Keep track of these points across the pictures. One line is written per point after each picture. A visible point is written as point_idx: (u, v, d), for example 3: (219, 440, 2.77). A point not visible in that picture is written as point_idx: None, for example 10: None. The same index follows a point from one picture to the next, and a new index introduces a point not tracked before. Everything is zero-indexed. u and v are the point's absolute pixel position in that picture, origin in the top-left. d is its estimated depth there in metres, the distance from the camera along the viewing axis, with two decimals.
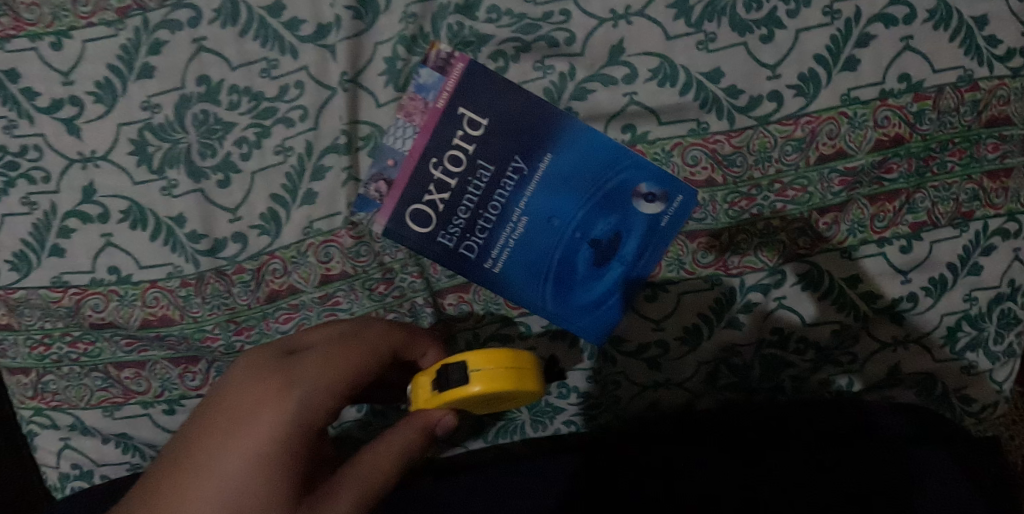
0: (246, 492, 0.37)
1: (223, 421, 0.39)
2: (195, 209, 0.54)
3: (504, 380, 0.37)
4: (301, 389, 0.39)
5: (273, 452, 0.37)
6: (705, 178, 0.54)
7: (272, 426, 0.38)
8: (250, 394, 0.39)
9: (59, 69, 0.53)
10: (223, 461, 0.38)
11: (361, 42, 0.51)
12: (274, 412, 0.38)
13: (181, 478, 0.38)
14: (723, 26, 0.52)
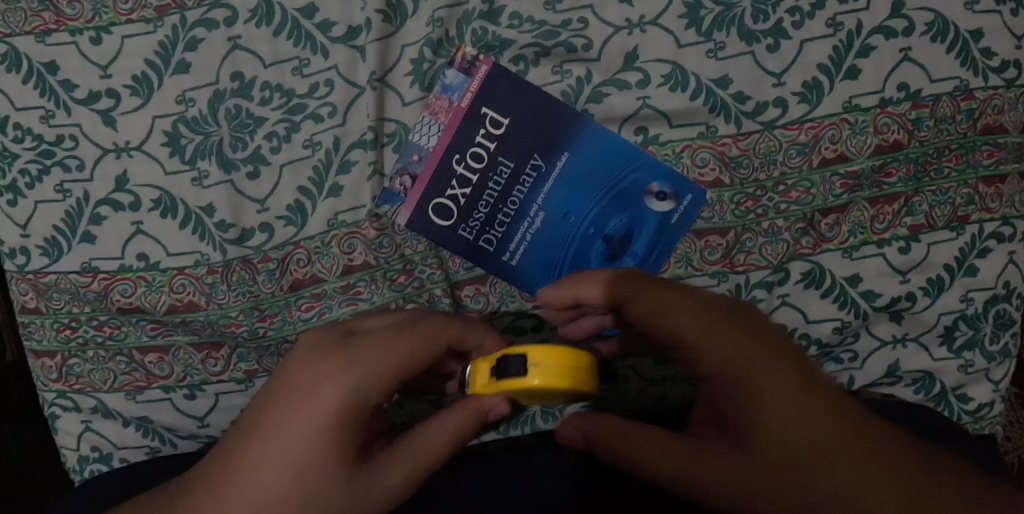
0: (308, 465, 0.40)
1: (282, 398, 0.41)
2: (224, 199, 0.56)
3: (568, 376, 0.41)
4: (356, 376, 0.41)
5: (334, 429, 0.40)
6: (713, 179, 0.56)
7: (330, 405, 0.41)
8: (307, 379, 0.41)
9: (97, 63, 0.56)
10: (285, 441, 0.40)
11: (389, 43, 0.54)
12: (333, 398, 0.41)
13: (247, 449, 0.41)
14: (732, 36, 0.55)
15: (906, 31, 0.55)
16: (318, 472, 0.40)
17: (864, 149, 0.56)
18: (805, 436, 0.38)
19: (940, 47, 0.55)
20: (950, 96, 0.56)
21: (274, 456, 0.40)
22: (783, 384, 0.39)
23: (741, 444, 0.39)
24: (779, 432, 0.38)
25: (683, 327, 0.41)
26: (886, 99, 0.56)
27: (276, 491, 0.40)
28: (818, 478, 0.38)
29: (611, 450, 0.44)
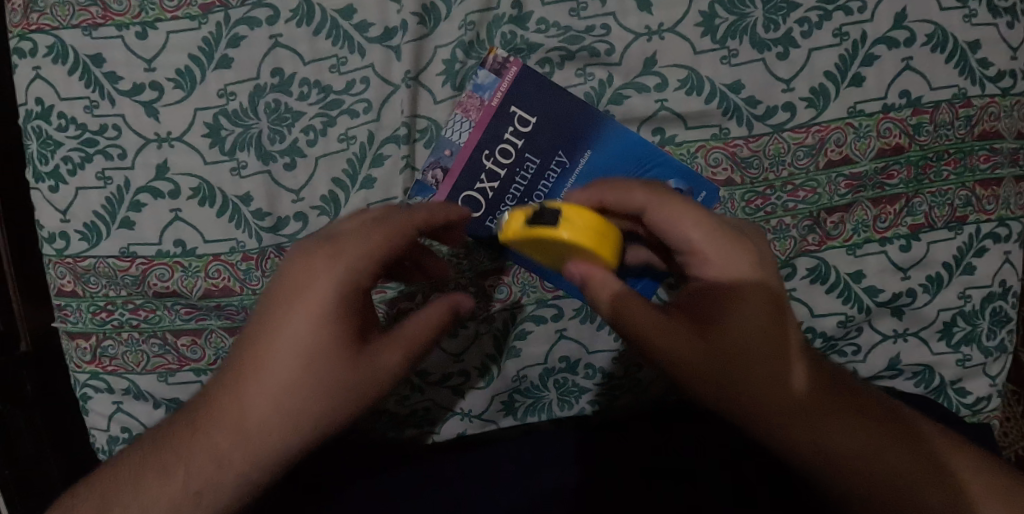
0: (316, 350, 0.44)
1: (279, 298, 0.44)
2: (262, 189, 0.59)
3: (596, 237, 0.43)
4: (346, 267, 0.44)
5: (331, 318, 0.44)
6: (725, 178, 0.59)
7: (325, 298, 0.44)
8: (299, 279, 0.44)
9: (142, 56, 0.58)
10: (287, 337, 0.44)
11: (423, 44, 0.57)
12: (328, 291, 0.43)
13: (255, 347, 0.44)
14: (745, 44, 0.58)
15: (907, 41, 0.59)
16: (325, 359, 0.44)
17: (867, 152, 0.59)
18: (776, 340, 0.46)
19: (939, 57, 0.59)
20: (949, 103, 0.59)
21: (278, 353, 0.44)
22: (767, 297, 0.46)
23: (711, 333, 0.46)
24: (762, 331, 0.46)
25: (698, 239, 0.46)
26: (888, 105, 0.59)
27: (288, 381, 0.44)
28: (772, 372, 0.46)
29: (592, 297, 0.46)
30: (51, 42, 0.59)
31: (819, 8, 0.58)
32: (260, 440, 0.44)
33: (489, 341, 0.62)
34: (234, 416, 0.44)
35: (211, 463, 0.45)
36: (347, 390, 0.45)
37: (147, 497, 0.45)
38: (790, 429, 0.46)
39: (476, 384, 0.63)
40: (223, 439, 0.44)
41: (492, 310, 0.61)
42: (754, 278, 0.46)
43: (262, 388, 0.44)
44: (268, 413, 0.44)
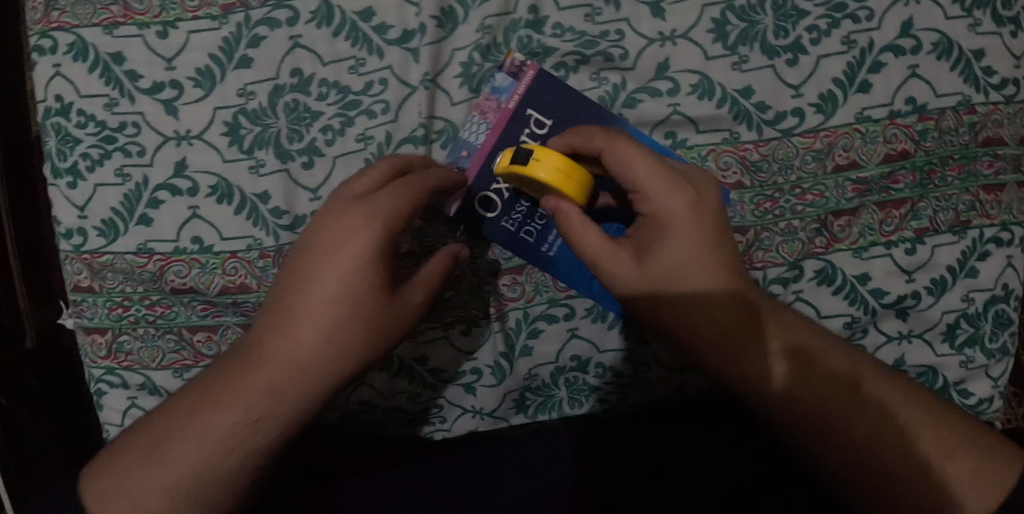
0: (355, 303, 0.45)
1: (317, 256, 0.45)
2: (280, 187, 0.59)
3: (566, 177, 0.50)
4: (383, 223, 0.45)
5: (370, 270, 0.45)
6: (735, 181, 0.61)
7: (365, 250, 0.45)
8: (336, 233, 0.45)
9: (162, 55, 0.59)
10: (330, 281, 0.45)
11: (441, 47, 0.58)
12: (370, 235, 0.45)
13: (294, 304, 0.45)
14: (756, 50, 0.60)
15: (913, 49, 0.60)
16: (369, 300, 0.46)
17: (874, 157, 0.61)
18: (726, 284, 0.49)
19: (944, 65, 0.60)
20: (954, 110, 0.61)
21: (320, 297, 0.45)
22: (711, 249, 0.49)
23: (648, 256, 0.49)
24: (722, 278, 0.49)
25: (647, 178, 0.48)
26: (894, 111, 0.60)
27: (328, 335, 0.45)
28: (722, 312, 0.48)
29: (561, 231, 0.51)
30: (72, 40, 0.60)
31: (828, 16, 0.60)
32: (305, 381, 0.45)
33: (501, 340, 0.63)
34: (278, 358, 0.45)
35: (255, 406, 0.45)
36: (388, 330, 0.48)
37: (185, 447, 0.45)
38: (751, 381, 0.48)
39: (488, 381, 0.64)
40: (267, 382, 0.45)
41: (504, 309, 0.62)
42: (701, 223, 0.49)
43: (307, 329, 0.45)
44: (312, 354, 0.45)
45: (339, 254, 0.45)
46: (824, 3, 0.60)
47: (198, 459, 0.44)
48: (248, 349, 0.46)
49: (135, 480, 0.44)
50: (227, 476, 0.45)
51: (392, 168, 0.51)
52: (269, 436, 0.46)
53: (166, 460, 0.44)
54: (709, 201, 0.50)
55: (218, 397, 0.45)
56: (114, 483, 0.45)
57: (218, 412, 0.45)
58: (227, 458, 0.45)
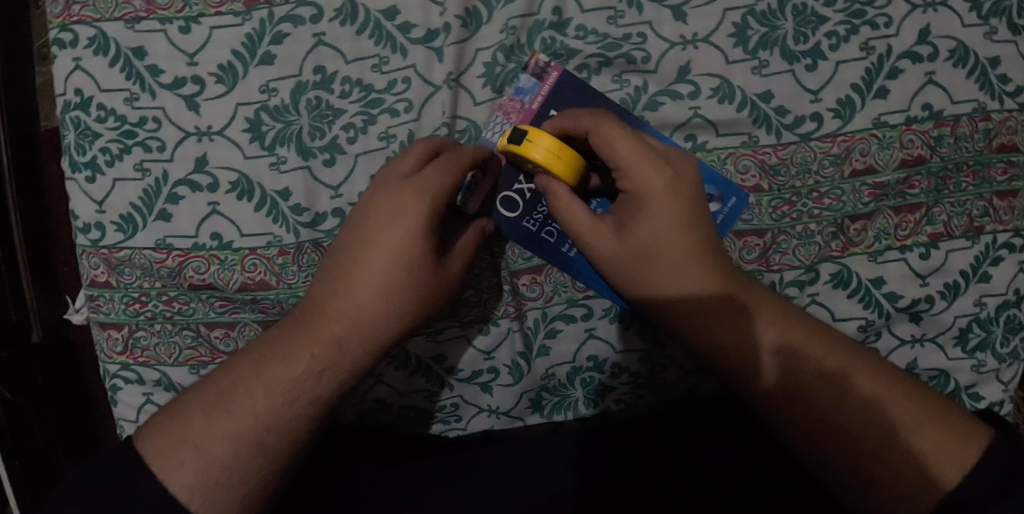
0: (407, 268, 0.50)
1: (370, 227, 0.50)
2: (301, 184, 0.59)
3: (563, 161, 0.52)
4: (432, 197, 0.50)
5: (421, 238, 0.50)
6: (753, 185, 0.61)
7: (417, 221, 0.49)
8: (389, 209, 0.50)
9: (184, 50, 0.59)
10: (392, 248, 0.49)
11: (465, 47, 0.58)
12: (429, 206, 0.49)
13: (350, 270, 0.50)
14: (776, 55, 0.60)
15: (931, 56, 0.61)
16: (427, 264, 0.50)
17: (890, 162, 0.61)
18: (709, 262, 0.53)
19: (961, 72, 0.61)
20: (969, 117, 0.61)
21: (382, 262, 0.49)
22: (692, 226, 0.53)
23: (627, 232, 0.53)
24: (708, 259, 0.53)
25: (625, 157, 0.51)
26: (911, 117, 0.61)
27: (380, 296, 0.50)
28: (703, 289, 0.52)
29: (549, 205, 0.55)
30: (93, 33, 0.59)
31: (847, 22, 0.60)
32: (364, 338, 0.50)
33: (519, 339, 0.63)
34: (342, 318, 0.49)
35: (319, 359, 0.49)
36: (438, 295, 0.52)
37: (250, 398, 0.47)
38: (737, 357, 0.52)
39: (505, 380, 0.64)
40: (330, 339, 0.49)
41: (523, 309, 0.62)
42: (681, 202, 0.52)
43: (368, 292, 0.49)
44: (372, 313, 0.50)
45: (402, 223, 0.49)
46: (844, 9, 0.60)
47: (265, 409, 0.47)
48: (308, 313, 0.50)
49: (201, 429, 0.46)
50: (289, 426, 0.48)
51: (429, 146, 0.54)
52: (330, 389, 0.49)
53: (233, 411, 0.47)
54: (691, 181, 0.53)
55: (279, 354, 0.49)
56: (178, 434, 0.46)
57: (283, 365, 0.48)
58: (293, 408, 0.48)
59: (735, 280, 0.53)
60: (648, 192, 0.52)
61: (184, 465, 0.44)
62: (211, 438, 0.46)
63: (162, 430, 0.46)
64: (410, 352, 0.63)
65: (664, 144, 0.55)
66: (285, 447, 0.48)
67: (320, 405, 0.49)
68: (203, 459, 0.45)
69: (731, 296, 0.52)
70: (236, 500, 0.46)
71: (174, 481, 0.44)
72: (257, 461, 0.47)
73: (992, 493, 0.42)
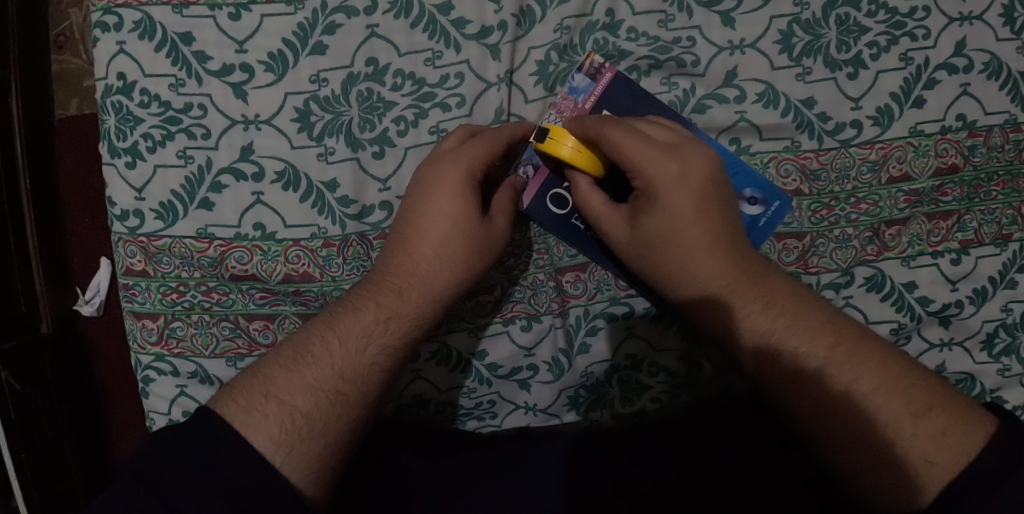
0: (455, 229, 0.54)
1: (422, 196, 0.55)
2: (349, 176, 0.59)
3: (584, 155, 0.54)
4: (469, 165, 0.54)
5: (463, 203, 0.54)
6: (794, 189, 0.62)
7: (459, 186, 0.54)
8: (434, 179, 0.55)
9: (234, 38, 0.59)
10: (440, 209, 0.54)
11: (518, 45, 0.59)
12: (470, 174, 0.54)
13: (409, 237, 0.55)
14: (819, 62, 0.62)
15: (966, 68, 0.63)
16: (472, 222, 0.54)
17: (925, 170, 0.63)
18: (727, 248, 0.54)
19: (994, 84, 0.63)
20: (1001, 128, 0.63)
21: (435, 220, 0.55)
22: (711, 212, 0.54)
23: (641, 223, 0.55)
24: (721, 239, 0.54)
25: (636, 156, 0.52)
26: (946, 127, 0.63)
27: (432, 256, 0.55)
28: (722, 279, 0.54)
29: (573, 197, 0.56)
30: (138, 17, 0.59)
31: (888, 33, 0.62)
32: (422, 292, 0.54)
33: (562, 336, 0.63)
34: (406, 279, 0.54)
35: (383, 309, 0.53)
36: (492, 251, 0.55)
37: (325, 350, 0.51)
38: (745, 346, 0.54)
39: (544, 378, 0.64)
40: (393, 291, 0.54)
41: (566, 306, 0.63)
42: (696, 189, 0.53)
43: (423, 250, 0.55)
44: (428, 268, 0.55)
45: (450, 183, 0.54)
46: (885, 20, 0.62)
47: (341, 360, 0.51)
48: (376, 275, 0.55)
49: (281, 383, 0.49)
50: (362, 376, 0.51)
51: (469, 129, 0.57)
52: (396, 339, 0.53)
53: (311, 362, 0.51)
54: (712, 166, 0.54)
55: (348, 312, 0.53)
56: (261, 388, 0.49)
57: (354, 318, 0.53)
58: (365, 358, 0.52)
59: (750, 269, 0.55)
60: (661, 181, 0.53)
61: (270, 419, 0.47)
62: (294, 391, 0.49)
63: (244, 390, 0.49)
64: (451, 347, 0.63)
65: (676, 136, 0.55)
66: (362, 398, 0.51)
67: (391, 355, 0.53)
68: (286, 410, 0.48)
69: (737, 289, 0.54)
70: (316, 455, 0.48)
71: (259, 436, 0.46)
72: (336, 411, 0.50)
73: (982, 478, 0.44)
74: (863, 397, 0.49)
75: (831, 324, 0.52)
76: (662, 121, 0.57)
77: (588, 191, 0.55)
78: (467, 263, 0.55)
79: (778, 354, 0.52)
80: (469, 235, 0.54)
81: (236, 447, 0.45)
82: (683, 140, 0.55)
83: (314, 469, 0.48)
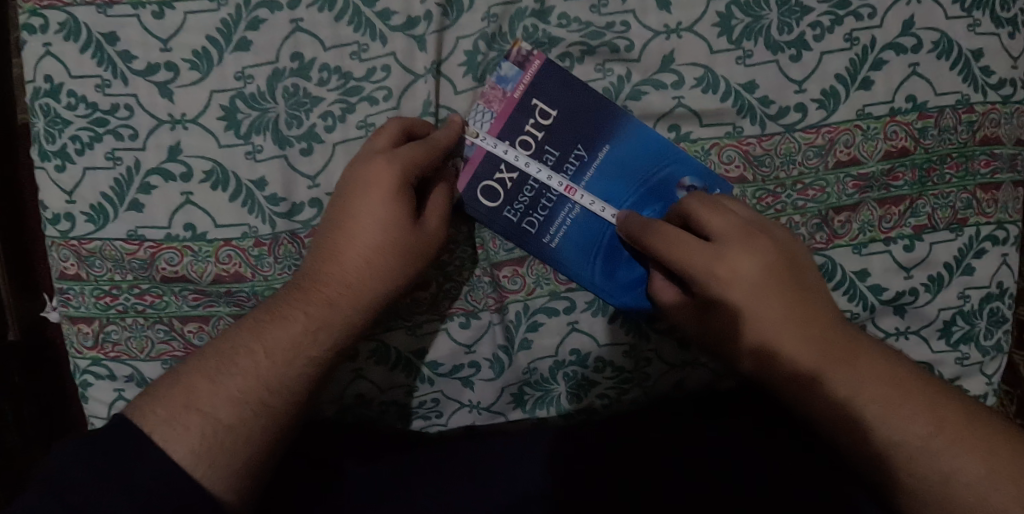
0: (387, 238, 0.48)
1: (351, 201, 0.49)
2: (277, 173, 0.58)
3: None
4: (402, 166, 0.48)
5: (394, 208, 0.48)
6: (737, 175, 0.60)
7: (393, 190, 0.48)
8: (362, 183, 0.48)
9: (158, 36, 0.58)
10: (370, 212, 0.48)
11: (445, 35, 0.57)
12: (403, 174, 0.48)
13: (337, 252, 0.49)
14: (760, 45, 0.60)
15: (915, 47, 0.61)
16: (406, 225, 0.49)
17: (874, 153, 0.61)
18: (808, 329, 0.50)
19: (944, 63, 0.61)
20: (953, 109, 0.61)
21: (365, 225, 0.48)
22: (776, 295, 0.50)
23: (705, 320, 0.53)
24: (774, 309, 0.50)
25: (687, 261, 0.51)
26: (895, 109, 0.61)
27: (359, 266, 0.49)
28: (807, 360, 0.50)
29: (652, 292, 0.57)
30: (63, 18, 0.58)
31: (832, 13, 0.60)
32: (351, 298, 0.49)
33: (501, 332, 0.61)
34: (334, 287, 0.49)
35: (313, 319, 0.48)
36: (426, 255, 0.50)
37: (251, 360, 0.46)
38: (810, 397, 0.50)
39: (486, 375, 0.63)
40: (321, 300, 0.48)
41: (504, 302, 0.61)
42: (757, 280, 0.50)
43: (351, 257, 0.49)
44: (361, 279, 0.49)
45: (381, 185, 0.47)
46: None
47: (267, 371, 0.46)
48: (303, 280, 0.49)
49: (205, 395, 0.44)
50: (290, 386, 0.46)
51: (402, 127, 0.51)
52: (326, 351, 0.48)
53: (237, 373, 0.45)
54: (775, 248, 0.51)
55: (274, 320, 0.47)
56: (181, 399, 0.44)
57: (281, 327, 0.47)
58: (292, 370, 0.46)
59: (838, 340, 0.50)
60: (722, 279, 0.50)
61: (188, 432, 0.42)
62: (216, 401, 0.44)
63: (163, 401, 0.44)
64: (389, 345, 0.61)
65: (732, 223, 0.51)
66: (290, 407, 0.46)
67: (319, 367, 0.48)
68: (209, 423, 0.43)
69: (818, 367, 0.50)
70: (240, 466, 0.43)
71: (178, 447, 0.41)
72: (261, 422, 0.45)
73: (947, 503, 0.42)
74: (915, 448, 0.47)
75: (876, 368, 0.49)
76: (722, 200, 0.54)
77: (665, 286, 0.56)
78: (399, 271, 0.49)
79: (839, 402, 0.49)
80: (402, 241, 0.49)
81: (152, 460, 0.40)
82: (746, 222, 0.52)
83: (237, 480, 0.43)
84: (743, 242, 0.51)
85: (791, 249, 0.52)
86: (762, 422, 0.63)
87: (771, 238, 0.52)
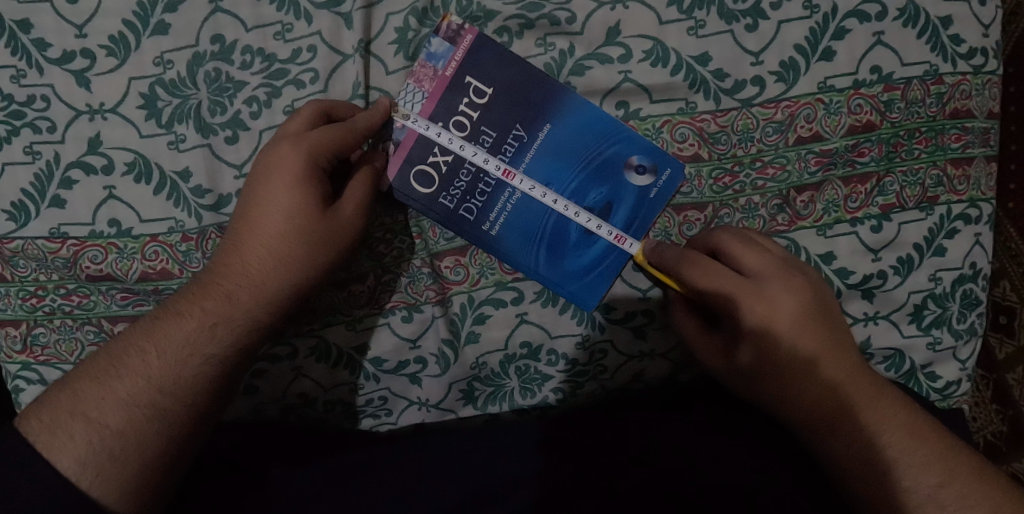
0: (294, 230, 0.47)
1: (263, 192, 0.47)
2: (201, 163, 0.55)
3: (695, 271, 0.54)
4: (309, 152, 0.47)
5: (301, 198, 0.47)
6: (692, 154, 0.57)
7: (298, 181, 0.47)
8: (268, 171, 0.47)
9: (72, 22, 0.54)
10: (276, 200, 0.47)
11: (373, 12, 0.54)
12: (309, 161, 0.47)
13: (244, 245, 0.48)
14: (712, 14, 0.56)
15: (879, 15, 0.57)
16: (314, 215, 0.47)
17: (837, 128, 0.57)
18: (834, 365, 0.50)
19: (911, 31, 0.57)
20: (920, 80, 0.57)
21: (270, 215, 0.47)
22: (814, 334, 0.50)
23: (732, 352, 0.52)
24: (805, 341, 0.49)
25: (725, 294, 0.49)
26: (859, 81, 0.57)
27: (265, 260, 0.48)
28: (832, 391, 0.49)
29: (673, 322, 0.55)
30: None
31: None
32: (253, 291, 0.47)
33: (444, 326, 0.58)
34: (236, 282, 0.47)
35: (210, 314, 0.47)
36: (336, 244, 0.49)
37: (141, 361, 0.45)
38: (835, 431, 0.49)
39: (433, 371, 0.60)
40: (221, 294, 0.47)
41: (447, 293, 0.58)
42: (790, 314, 0.49)
43: (255, 248, 0.48)
44: (265, 271, 0.48)
45: (284, 175, 0.47)
46: None
47: (158, 372, 0.44)
48: (208, 274, 0.48)
49: (91, 399, 0.43)
50: (188, 388, 0.45)
51: (320, 109, 0.50)
52: (226, 348, 0.47)
53: (126, 374, 0.44)
54: (806, 284, 0.50)
55: (171, 315, 0.47)
56: (68, 403, 0.43)
57: (174, 323, 0.46)
58: (187, 370, 0.45)
59: (866, 378, 0.50)
60: (754, 314, 0.49)
61: (74, 441, 0.41)
62: (104, 407, 0.43)
63: (48, 407, 0.43)
64: (330, 343, 0.58)
65: (761, 258, 0.51)
66: (187, 411, 0.45)
67: (218, 365, 0.46)
68: (94, 429, 0.42)
69: (839, 396, 0.49)
70: (132, 474, 0.42)
71: (63, 457, 0.41)
72: (154, 428, 0.43)
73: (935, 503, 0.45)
74: (897, 469, 0.47)
75: (885, 397, 0.49)
76: (752, 236, 0.53)
77: (686, 319, 0.55)
78: (306, 264, 0.48)
79: (846, 419, 0.49)
80: (309, 233, 0.47)
81: (38, 476, 0.39)
82: (778, 259, 0.51)
83: (133, 488, 0.42)
84: (774, 277, 0.50)
85: (825, 290, 0.52)
86: (726, 415, 0.60)
87: (800, 274, 0.51)
